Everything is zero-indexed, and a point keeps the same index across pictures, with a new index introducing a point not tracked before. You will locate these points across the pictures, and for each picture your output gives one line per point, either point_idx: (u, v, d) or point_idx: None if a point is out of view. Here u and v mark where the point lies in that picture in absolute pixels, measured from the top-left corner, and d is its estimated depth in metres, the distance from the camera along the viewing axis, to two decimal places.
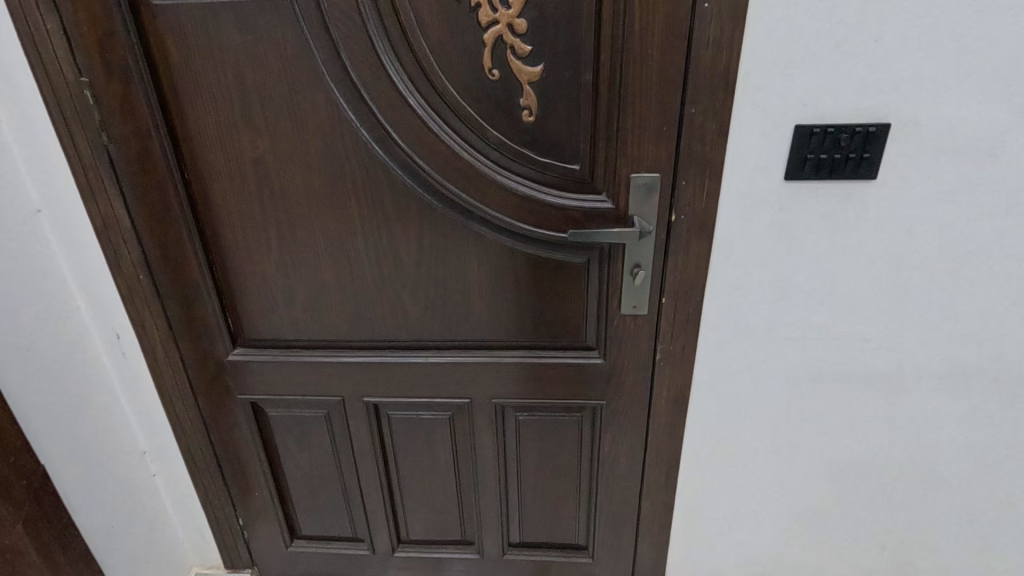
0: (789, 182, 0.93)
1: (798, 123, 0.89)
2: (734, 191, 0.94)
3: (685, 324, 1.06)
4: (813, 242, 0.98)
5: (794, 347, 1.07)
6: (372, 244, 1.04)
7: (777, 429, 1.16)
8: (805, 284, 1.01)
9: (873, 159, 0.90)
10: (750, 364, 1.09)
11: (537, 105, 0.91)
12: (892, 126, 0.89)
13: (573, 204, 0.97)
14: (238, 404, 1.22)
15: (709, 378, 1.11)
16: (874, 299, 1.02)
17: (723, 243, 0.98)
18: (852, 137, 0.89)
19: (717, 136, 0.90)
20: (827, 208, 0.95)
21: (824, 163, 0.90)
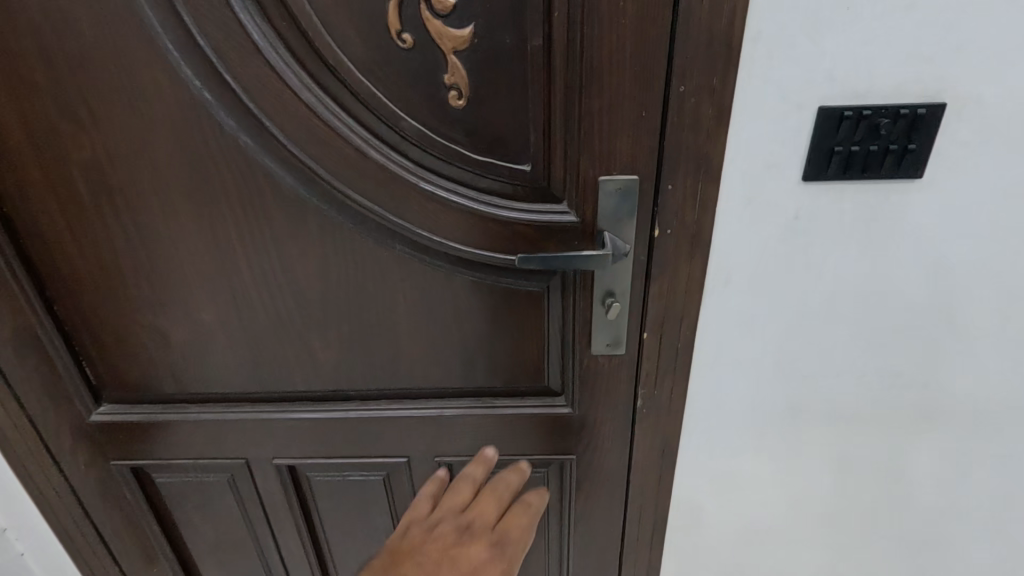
0: (808, 183, 0.70)
1: (822, 105, 0.65)
2: (735, 196, 0.71)
3: (673, 364, 0.83)
4: (834, 259, 0.75)
5: (806, 386, 0.86)
6: (261, 272, 0.78)
7: (784, 482, 0.95)
8: (822, 313, 0.79)
9: (920, 153, 0.67)
10: (752, 409, 0.88)
11: (467, 84, 0.66)
12: (949, 107, 0.65)
13: (525, 216, 0.73)
14: (116, 471, 0.97)
15: (702, 426, 0.90)
16: (909, 329, 0.80)
17: (720, 263, 0.75)
18: (894, 122, 0.66)
19: (714, 124, 0.66)
20: (855, 216, 0.72)
21: (854, 158, 0.67)
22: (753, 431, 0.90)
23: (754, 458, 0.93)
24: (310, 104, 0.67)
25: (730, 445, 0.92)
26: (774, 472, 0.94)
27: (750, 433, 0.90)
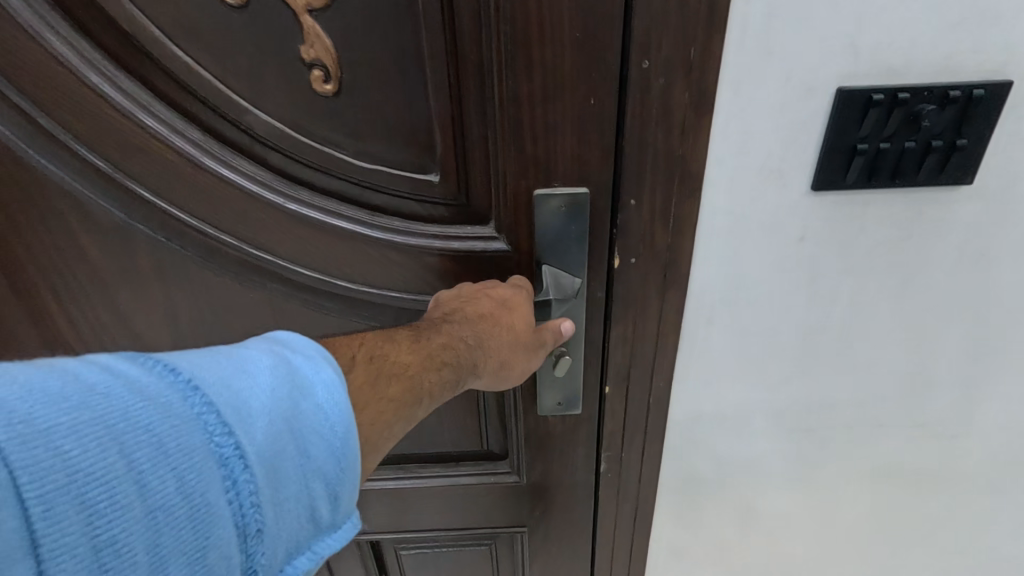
0: (820, 195, 0.50)
1: (840, 85, 0.45)
2: (720, 213, 0.51)
3: (642, 425, 0.65)
4: (854, 294, 0.56)
5: (812, 447, 0.67)
6: (85, 324, 0.58)
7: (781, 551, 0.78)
8: (836, 362, 0.61)
9: (971, 152, 0.48)
10: (744, 473, 0.70)
11: (334, 62, 0.45)
12: (1016, 85, 0.46)
13: (437, 245, 0.53)
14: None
15: (681, 493, 0.72)
16: (947, 380, 0.62)
17: (701, 300, 0.56)
18: (940, 109, 0.46)
19: (689, 116, 0.46)
20: (885, 238, 0.53)
21: (881, 160, 0.48)
22: (746, 498, 0.72)
23: (745, 527, 0.76)
24: (111, 95, 0.46)
25: (717, 513, 0.74)
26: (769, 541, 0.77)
27: (742, 501, 0.73)
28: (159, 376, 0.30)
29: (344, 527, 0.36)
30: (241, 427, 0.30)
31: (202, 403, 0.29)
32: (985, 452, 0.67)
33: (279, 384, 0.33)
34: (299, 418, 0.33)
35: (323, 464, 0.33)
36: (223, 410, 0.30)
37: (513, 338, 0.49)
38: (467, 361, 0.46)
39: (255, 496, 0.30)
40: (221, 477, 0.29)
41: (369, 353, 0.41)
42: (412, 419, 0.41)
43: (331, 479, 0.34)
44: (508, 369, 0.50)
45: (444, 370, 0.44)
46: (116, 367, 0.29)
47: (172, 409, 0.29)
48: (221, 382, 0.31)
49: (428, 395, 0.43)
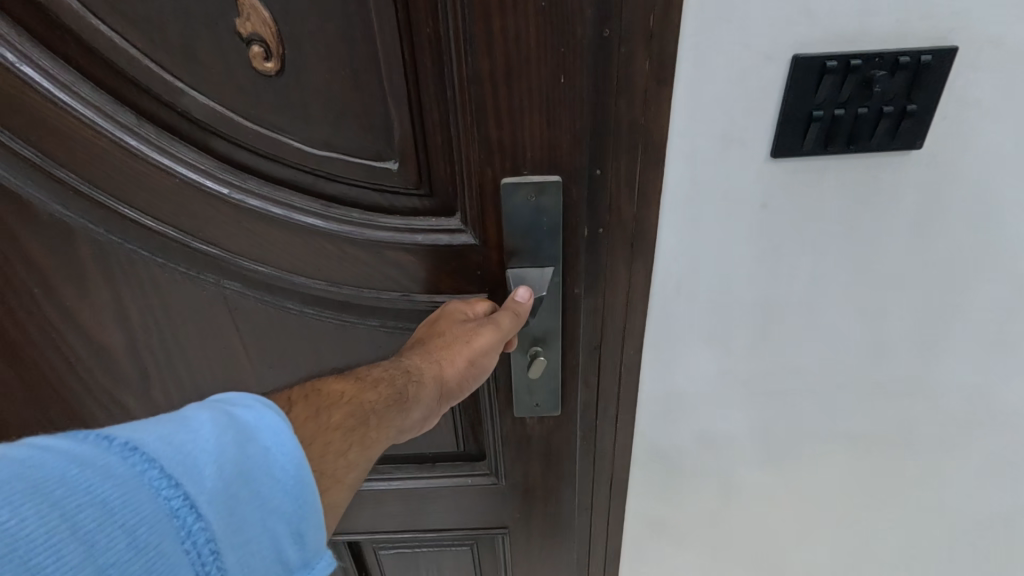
0: (778, 162, 0.51)
1: (796, 53, 0.46)
2: (684, 183, 0.51)
3: (616, 401, 0.65)
4: (814, 260, 0.57)
5: (776, 415, 0.69)
6: (35, 322, 0.54)
7: (752, 522, 0.80)
8: (798, 327, 0.61)
9: (920, 116, 0.49)
10: (714, 443, 0.71)
11: (277, 38, 0.42)
12: (961, 51, 0.47)
13: (398, 238, 0.51)
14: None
15: (653, 463, 0.73)
16: (907, 346, 0.63)
17: (670, 272, 0.57)
18: (890, 75, 0.47)
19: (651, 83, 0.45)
20: (841, 204, 0.54)
21: (836, 126, 0.49)
22: (716, 467, 0.74)
23: (716, 497, 0.77)
24: (36, 76, 0.43)
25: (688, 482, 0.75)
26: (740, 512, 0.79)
27: (712, 470, 0.74)
28: (96, 444, 0.28)
29: (321, 566, 0.32)
30: (189, 478, 0.28)
31: (141, 461, 0.27)
32: (947, 418, 0.68)
33: (222, 431, 0.31)
34: (250, 460, 0.31)
35: (283, 504, 0.31)
36: (167, 464, 0.28)
37: (444, 336, 0.51)
38: (404, 372, 0.48)
39: (213, 541, 0.28)
40: (173, 534, 0.27)
41: (304, 389, 0.44)
42: (365, 440, 0.43)
43: (294, 516, 0.31)
44: (453, 362, 0.49)
45: (379, 386, 0.46)
46: (55, 439, 0.28)
47: (116, 472, 0.27)
48: (166, 438, 0.29)
49: (372, 413, 0.44)
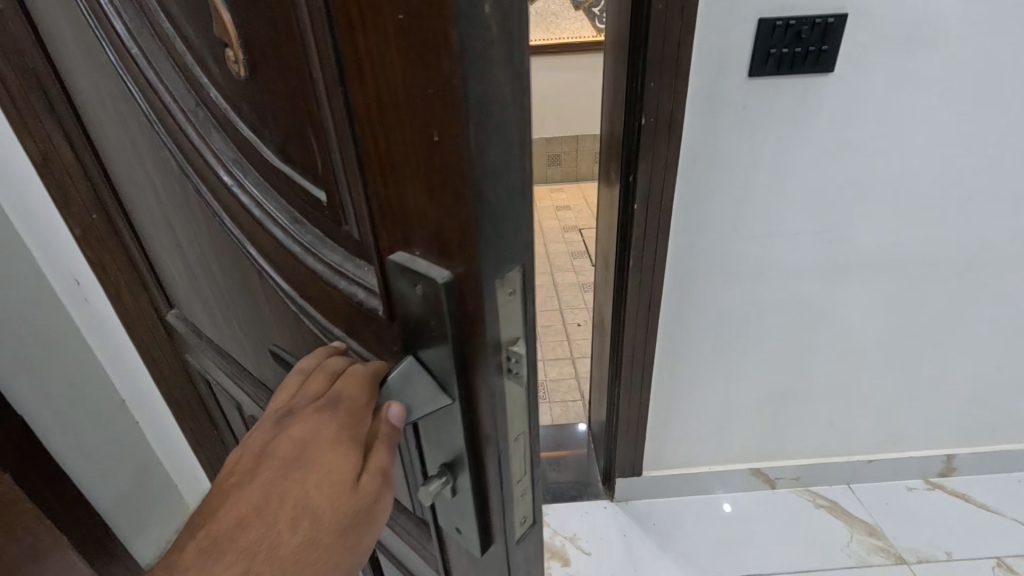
0: (752, 79, 0.85)
1: (761, 16, 0.80)
2: (697, 92, 0.86)
3: (655, 235, 0.98)
4: (774, 137, 0.91)
5: (757, 247, 1.03)
6: (198, 252, 0.61)
7: (737, 345, 1.17)
8: (765, 190, 0.97)
9: (831, 53, 0.83)
10: (712, 277, 1.06)
11: (238, 41, 0.37)
12: (849, 16, 0.81)
13: (328, 276, 0.41)
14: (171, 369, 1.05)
15: (676, 294, 1.08)
16: (836, 204, 1.00)
17: (689, 148, 0.91)
18: (812, 28, 0.81)
19: (683, 31, 0.79)
20: (788, 105, 0.88)
21: (785, 58, 0.83)
22: (714, 297, 1.09)
23: (714, 324, 1.13)
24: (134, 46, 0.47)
25: (697, 312, 1.11)
26: (730, 337, 1.16)
27: (711, 301, 1.10)
28: None
29: None
30: None
31: None
32: (866, 246, 1.05)
33: None
34: None
35: None
36: None
37: (323, 499, 0.35)
38: None
39: None
40: None
41: None
42: None
43: None
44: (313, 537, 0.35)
45: None
46: None
47: None
48: None
49: None
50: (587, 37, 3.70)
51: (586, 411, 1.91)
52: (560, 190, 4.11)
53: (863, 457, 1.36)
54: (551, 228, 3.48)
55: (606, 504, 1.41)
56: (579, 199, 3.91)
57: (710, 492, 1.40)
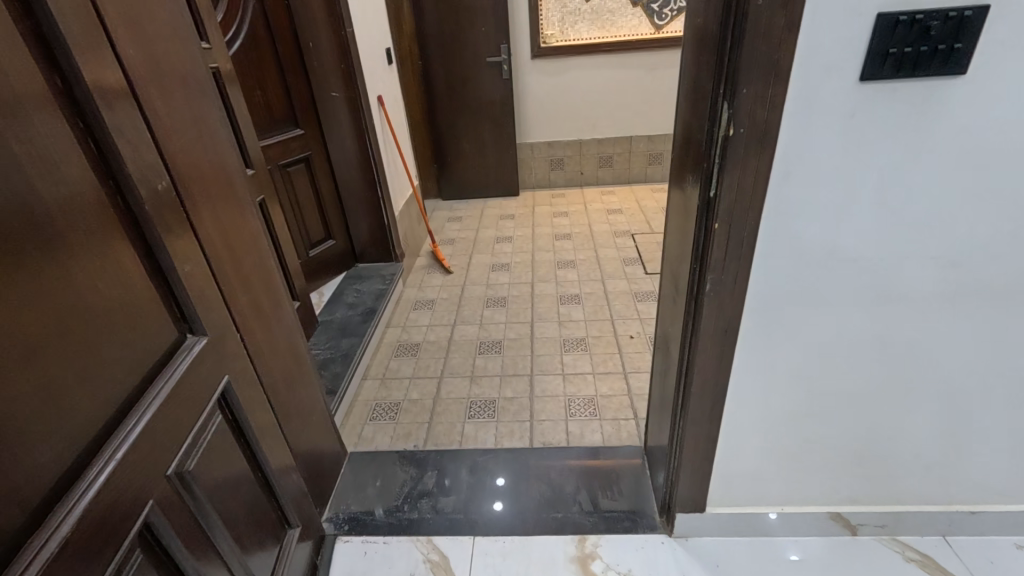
0: (865, 85, 0.74)
1: (881, 10, 0.69)
2: (800, 100, 0.75)
3: (738, 254, 0.88)
4: (885, 149, 0.79)
5: (854, 268, 0.91)
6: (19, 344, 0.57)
7: (819, 378, 1.05)
8: (868, 207, 0.84)
9: (963, 53, 0.71)
10: (795, 305, 0.95)
11: None
12: (992, 8, 0.69)
13: None
14: (244, 377, 1.04)
15: (755, 323, 0.97)
16: (955, 223, 0.86)
17: (786, 161, 0.80)
18: (944, 24, 0.69)
19: (786, 32, 0.69)
20: (904, 113, 0.76)
21: (908, 58, 0.71)
22: (799, 324, 0.97)
23: (794, 356, 1.01)
24: None
25: (777, 341, 0.99)
26: (810, 370, 1.04)
27: (794, 329, 0.98)
28: None
29: None
30: None
31: None
32: (985, 272, 0.91)
33: None
34: None
35: None
36: None
37: None
38: None
39: None
40: None
41: None
42: None
43: None
44: None
45: None
46: None
47: None
48: None
49: None
50: (644, 34, 3.59)
51: (639, 431, 1.81)
52: (612, 193, 3.98)
53: (965, 507, 1.20)
54: (601, 232, 3.37)
55: (663, 539, 1.31)
56: (632, 203, 3.77)
57: (782, 534, 1.27)
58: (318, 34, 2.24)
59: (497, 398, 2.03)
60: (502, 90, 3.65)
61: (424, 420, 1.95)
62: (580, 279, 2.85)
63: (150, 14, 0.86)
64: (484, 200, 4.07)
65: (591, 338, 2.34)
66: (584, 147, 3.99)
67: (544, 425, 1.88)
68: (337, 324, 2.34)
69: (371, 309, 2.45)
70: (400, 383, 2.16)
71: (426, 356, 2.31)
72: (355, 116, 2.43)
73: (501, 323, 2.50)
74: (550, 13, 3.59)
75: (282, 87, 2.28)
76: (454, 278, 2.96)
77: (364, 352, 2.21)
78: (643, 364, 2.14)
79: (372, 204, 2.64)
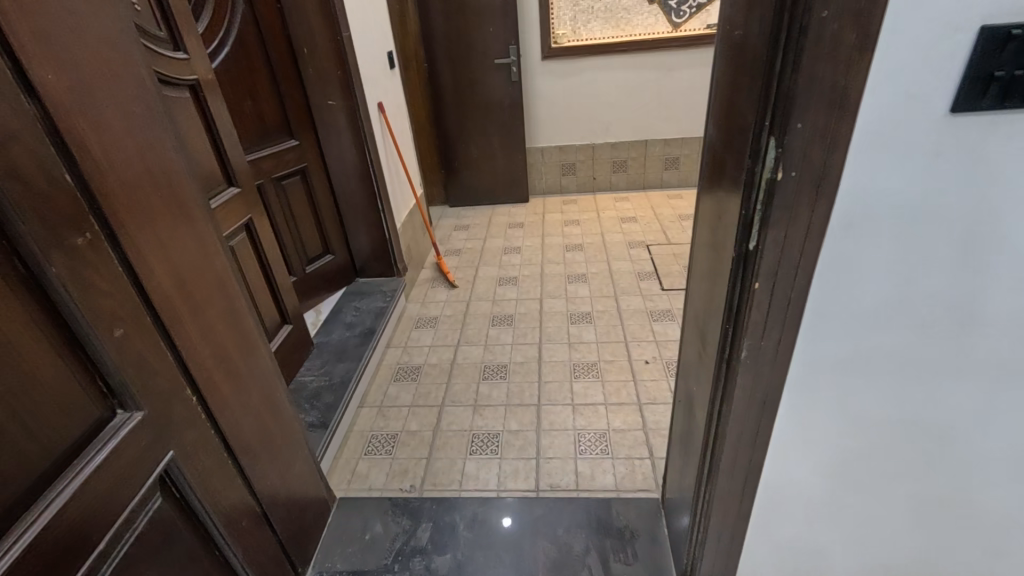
0: (957, 118, 0.57)
1: (986, 22, 0.52)
2: (871, 137, 0.58)
3: (781, 319, 0.72)
4: (981, 197, 0.62)
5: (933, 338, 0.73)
6: None
7: (878, 457, 0.87)
8: (955, 266, 0.67)
9: None
10: (853, 376, 0.77)
11: None
12: None
13: None
14: (200, 445, 0.90)
15: (803, 396, 0.80)
16: None
17: (849, 211, 0.63)
18: None
19: (856, 54, 0.53)
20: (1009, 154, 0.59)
21: (1018, 84, 0.54)
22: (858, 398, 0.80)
23: (848, 431, 0.84)
24: None
25: (829, 417, 0.82)
26: (867, 448, 0.86)
27: (850, 404, 0.81)
28: None
29: None
30: None
31: None
32: None
33: None
34: None
35: None
36: None
37: None
38: None
39: None
40: None
41: None
42: None
43: None
44: None
45: None
46: None
47: None
48: None
49: None
50: (661, 33, 3.40)
51: (655, 473, 1.65)
52: (625, 199, 3.81)
53: None
54: (614, 243, 3.20)
55: None
56: (647, 210, 3.60)
57: None
58: (313, 39, 2.11)
59: (501, 432, 1.88)
60: (510, 92, 3.49)
61: (422, 456, 1.81)
62: (592, 295, 2.69)
63: (82, 31, 0.73)
64: (492, 206, 3.92)
65: (602, 363, 2.18)
66: (597, 151, 3.82)
67: (552, 464, 1.73)
68: (333, 347, 2.21)
69: (370, 329, 2.32)
70: (398, 412, 2.02)
71: (427, 381, 2.17)
72: (353, 125, 2.29)
73: (507, 344, 2.36)
74: (561, 11, 3.42)
75: (276, 96, 2.16)
76: (459, 293, 2.82)
77: (360, 378, 2.07)
78: (658, 394, 1.97)
79: (372, 217, 2.50)
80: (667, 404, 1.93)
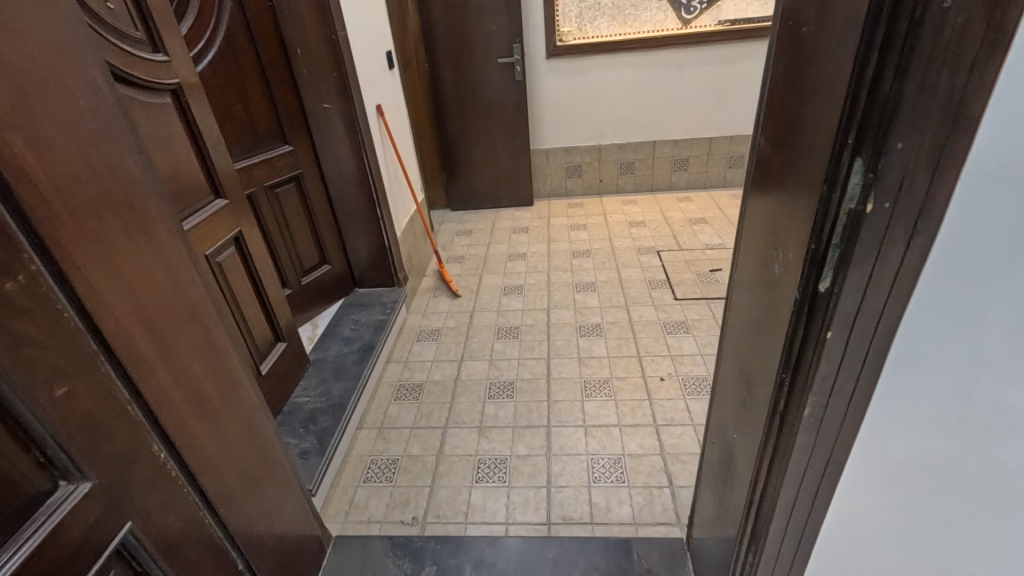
0: None
1: None
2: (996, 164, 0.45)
3: (857, 375, 0.59)
4: None
5: None
6: None
7: (971, 540, 0.72)
8: None
9: None
10: (942, 444, 0.64)
11: None
12: None
13: None
14: (167, 508, 0.79)
15: (875, 464, 0.67)
16: None
17: (957, 253, 0.50)
18: None
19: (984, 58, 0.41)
20: None
21: None
22: (947, 470, 0.66)
23: (930, 507, 0.71)
24: None
25: (907, 488, 0.69)
26: (957, 529, 0.72)
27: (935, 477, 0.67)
28: None
29: None
30: None
31: None
32: None
33: None
34: None
35: None
36: None
37: None
38: None
39: None
40: None
41: None
42: None
43: None
44: None
45: None
46: None
47: None
48: None
49: None
50: (670, 29, 3.27)
51: (675, 504, 1.54)
52: (633, 202, 3.69)
53: None
54: (623, 248, 3.08)
55: None
56: (655, 213, 3.47)
57: None
58: (307, 39, 1.99)
59: (508, 457, 1.76)
60: (514, 92, 3.37)
61: (425, 484, 1.69)
62: (601, 305, 2.57)
63: (20, 34, 0.61)
64: (495, 210, 3.80)
65: (615, 380, 2.06)
66: (604, 153, 3.70)
67: (564, 492, 1.61)
68: (330, 365, 2.10)
69: (370, 344, 2.20)
70: (399, 434, 1.91)
71: (430, 400, 2.05)
72: (350, 130, 2.18)
73: (513, 359, 2.24)
74: (567, 8, 3.29)
75: (268, 99, 2.04)
76: (462, 302, 2.70)
77: (359, 398, 1.96)
78: (675, 415, 1.86)
79: (371, 225, 2.39)
80: (685, 425, 1.81)
